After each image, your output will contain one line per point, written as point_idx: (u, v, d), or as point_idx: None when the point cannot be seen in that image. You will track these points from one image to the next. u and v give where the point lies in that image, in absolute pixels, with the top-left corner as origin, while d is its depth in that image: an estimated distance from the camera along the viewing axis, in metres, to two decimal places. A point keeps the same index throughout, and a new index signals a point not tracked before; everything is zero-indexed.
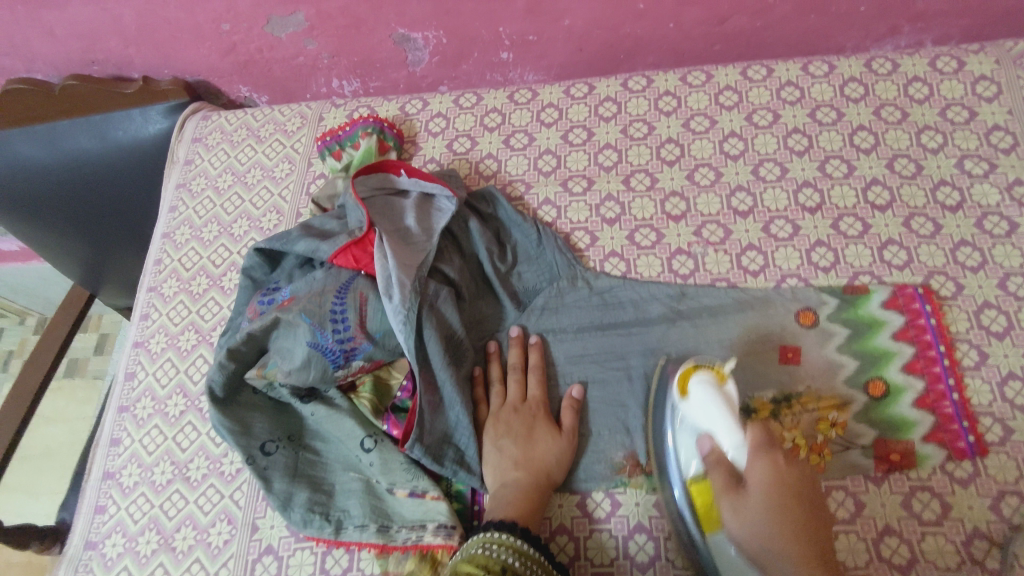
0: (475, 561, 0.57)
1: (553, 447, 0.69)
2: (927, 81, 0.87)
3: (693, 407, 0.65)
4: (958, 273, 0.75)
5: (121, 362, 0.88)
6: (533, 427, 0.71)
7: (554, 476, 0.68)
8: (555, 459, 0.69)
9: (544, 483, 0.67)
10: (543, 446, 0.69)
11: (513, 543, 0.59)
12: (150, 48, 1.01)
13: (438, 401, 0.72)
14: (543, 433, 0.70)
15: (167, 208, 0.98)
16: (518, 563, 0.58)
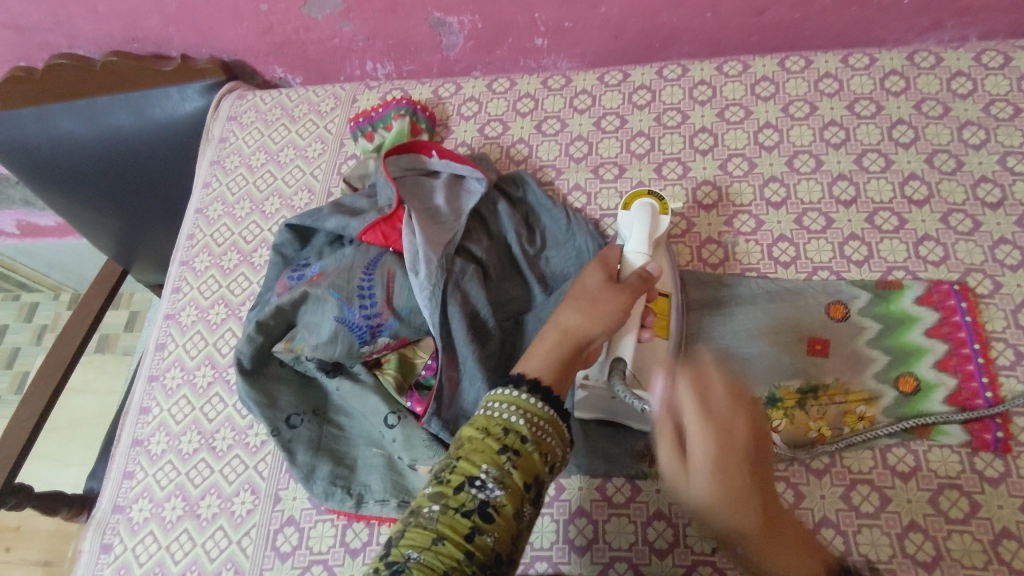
0: (483, 427, 0.53)
1: (597, 292, 0.65)
2: (971, 76, 0.85)
3: (625, 219, 0.77)
4: (996, 271, 0.74)
5: (152, 332, 0.89)
6: (564, 305, 0.64)
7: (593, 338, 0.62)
8: (592, 315, 0.62)
9: (574, 339, 0.61)
10: (559, 317, 0.63)
11: (521, 400, 0.54)
12: (190, 26, 1.02)
13: (459, 377, 0.71)
14: (569, 300, 0.65)
15: (202, 183, 1.00)
16: (530, 429, 0.53)
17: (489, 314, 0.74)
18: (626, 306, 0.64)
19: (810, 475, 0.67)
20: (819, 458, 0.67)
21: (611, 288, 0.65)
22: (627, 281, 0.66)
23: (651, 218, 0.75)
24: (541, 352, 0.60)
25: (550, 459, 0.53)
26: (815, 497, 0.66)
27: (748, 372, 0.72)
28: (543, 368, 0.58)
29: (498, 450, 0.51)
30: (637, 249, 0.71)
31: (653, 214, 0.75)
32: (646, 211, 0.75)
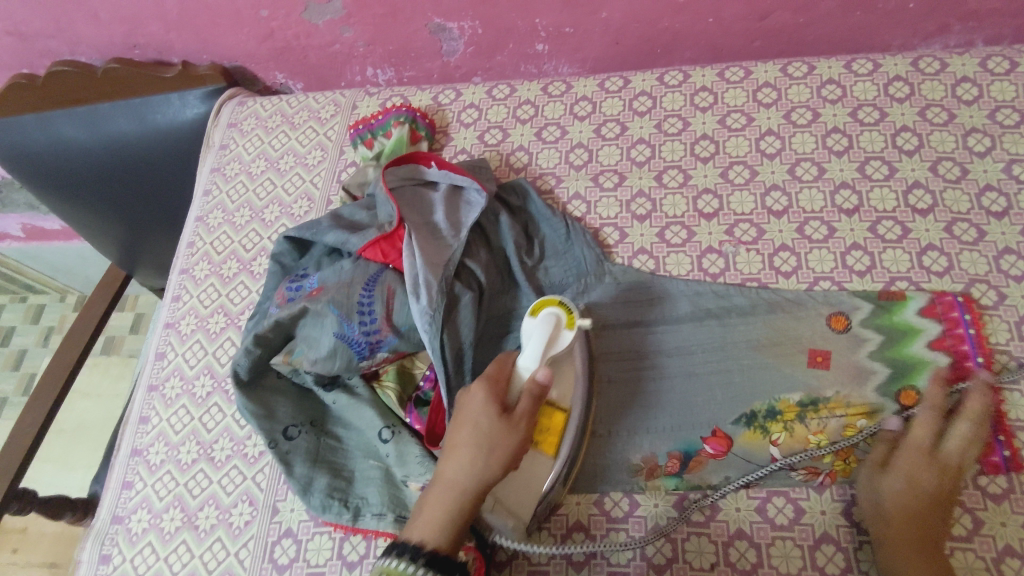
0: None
1: (492, 427, 0.61)
2: (976, 82, 0.84)
3: (529, 325, 0.69)
4: (1001, 281, 0.73)
5: (152, 341, 0.89)
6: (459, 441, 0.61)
7: (482, 485, 0.59)
8: (482, 461, 0.59)
9: (467, 493, 0.59)
10: (449, 463, 0.60)
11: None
12: (191, 33, 1.02)
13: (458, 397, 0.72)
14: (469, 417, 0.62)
15: (202, 190, 1.00)
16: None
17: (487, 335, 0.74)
18: (520, 445, 0.61)
19: (809, 489, 0.67)
20: (818, 472, 0.67)
21: (506, 422, 0.61)
22: (521, 409, 0.62)
23: (552, 332, 0.68)
24: (426, 509, 0.59)
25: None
26: (815, 513, 0.66)
27: (746, 385, 0.72)
28: (437, 535, 0.57)
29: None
30: (527, 367, 0.65)
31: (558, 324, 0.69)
32: (548, 324, 0.68)
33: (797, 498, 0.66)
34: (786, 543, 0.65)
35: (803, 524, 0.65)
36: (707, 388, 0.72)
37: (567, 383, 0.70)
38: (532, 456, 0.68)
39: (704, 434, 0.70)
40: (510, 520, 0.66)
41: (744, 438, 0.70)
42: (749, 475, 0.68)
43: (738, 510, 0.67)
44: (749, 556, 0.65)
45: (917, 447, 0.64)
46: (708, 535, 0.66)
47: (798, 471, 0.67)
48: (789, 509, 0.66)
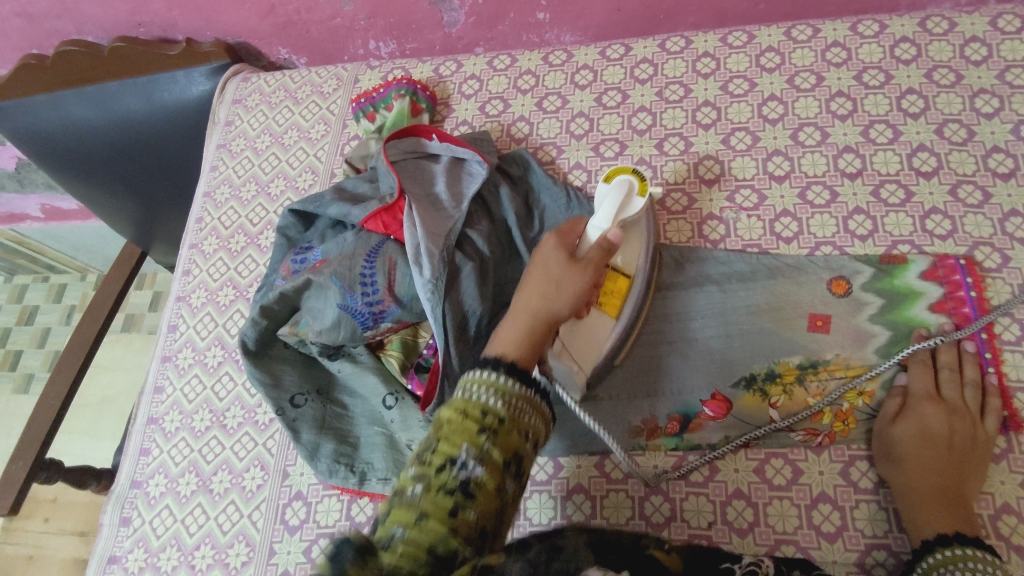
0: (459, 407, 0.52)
1: (561, 269, 0.62)
2: (985, 42, 0.83)
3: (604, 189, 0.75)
4: (1005, 244, 0.72)
5: (165, 314, 0.92)
6: (534, 273, 0.63)
7: (554, 314, 0.60)
8: (553, 293, 0.61)
9: (542, 321, 0.59)
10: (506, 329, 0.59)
11: (499, 382, 0.53)
12: (193, 10, 1.03)
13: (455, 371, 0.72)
14: (546, 251, 0.65)
15: (209, 166, 1.01)
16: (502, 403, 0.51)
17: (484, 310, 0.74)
18: (591, 284, 0.63)
19: (808, 450, 0.67)
20: (817, 433, 0.67)
21: (574, 266, 0.63)
22: (589, 255, 0.64)
23: (626, 193, 0.73)
24: (513, 328, 0.59)
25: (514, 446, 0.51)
26: (813, 473, 0.66)
27: (747, 349, 0.72)
28: (517, 352, 0.56)
29: (477, 430, 0.49)
30: (598, 226, 0.68)
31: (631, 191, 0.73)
32: (621, 189, 0.73)
33: (796, 459, 0.67)
34: (783, 502, 0.65)
35: (801, 484, 0.66)
36: (707, 352, 0.73)
37: (631, 251, 0.74)
38: (595, 320, 0.71)
39: (704, 397, 0.71)
40: (574, 365, 0.69)
41: (744, 400, 0.70)
42: (746, 435, 0.68)
43: (736, 470, 0.68)
44: (746, 515, 0.66)
45: (924, 399, 0.66)
46: (707, 495, 0.67)
47: (796, 431, 0.68)
48: (787, 470, 0.67)
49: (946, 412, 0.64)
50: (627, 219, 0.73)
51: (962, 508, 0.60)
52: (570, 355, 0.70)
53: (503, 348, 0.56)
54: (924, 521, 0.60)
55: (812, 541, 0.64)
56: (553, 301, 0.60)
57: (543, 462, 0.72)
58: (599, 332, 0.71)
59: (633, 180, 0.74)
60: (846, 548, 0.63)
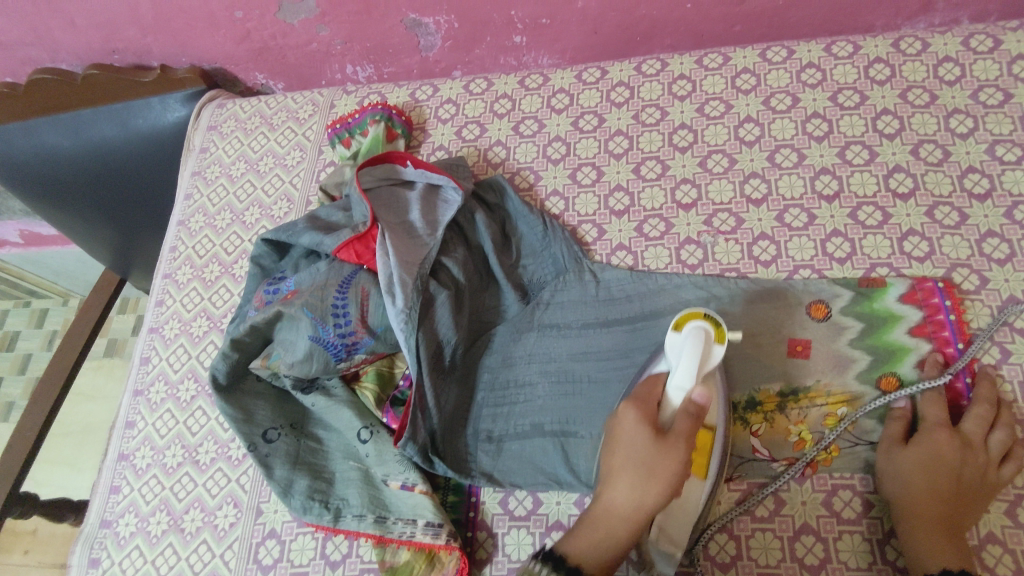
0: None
1: (650, 447, 0.56)
2: (958, 61, 0.83)
3: (676, 344, 0.60)
4: (983, 265, 0.71)
5: (137, 346, 0.90)
6: (618, 466, 0.57)
7: (646, 510, 0.56)
8: (642, 485, 0.55)
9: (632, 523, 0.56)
10: (614, 491, 0.57)
11: None
12: (168, 36, 1.02)
13: (425, 402, 0.72)
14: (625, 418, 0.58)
15: (183, 194, 1.00)
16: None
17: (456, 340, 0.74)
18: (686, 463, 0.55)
19: (792, 479, 0.65)
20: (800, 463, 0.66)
21: (664, 443, 0.56)
22: (678, 429, 0.56)
23: (699, 351, 0.58)
24: (594, 532, 0.56)
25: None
26: (797, 504, 0.65)
27: (727, 377, 0.71)
28: (596, 557, 0.56)
29: None
30: (680, 389, 0.58)
31: (704, 341, 0.59)
32: (699, 340, 0.59)
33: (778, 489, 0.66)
34: (766, 535, 0.64)
35: (784, 515, 0.64)
36: None
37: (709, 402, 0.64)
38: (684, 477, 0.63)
39: None
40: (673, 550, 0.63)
41: (727, 430, 0.69)
42: (729, 469, 0.67)
43: (718, 503, 0.66)
44: (728, 549, 0.64)
45: (937, 427, 0.63)
46: (688, 529, 0.66)
47: (778, 461, 0.67)
48: (770, 500, 0.65)
49: (960, 444, 0.62)
50: (710, 370, 0.60)
51: (959, 545, 0.58)
52: (671, 539, 0.63)
53: (577, 550, 0.56)
54: (926, 555, 0.58)
55: (795, 574, 0.62)
56: (641, 499, 0.55)
57: (522, 497, 0.70)
58: (694, 497, 0.63)
59: (703, 327, 0.60)
60: None
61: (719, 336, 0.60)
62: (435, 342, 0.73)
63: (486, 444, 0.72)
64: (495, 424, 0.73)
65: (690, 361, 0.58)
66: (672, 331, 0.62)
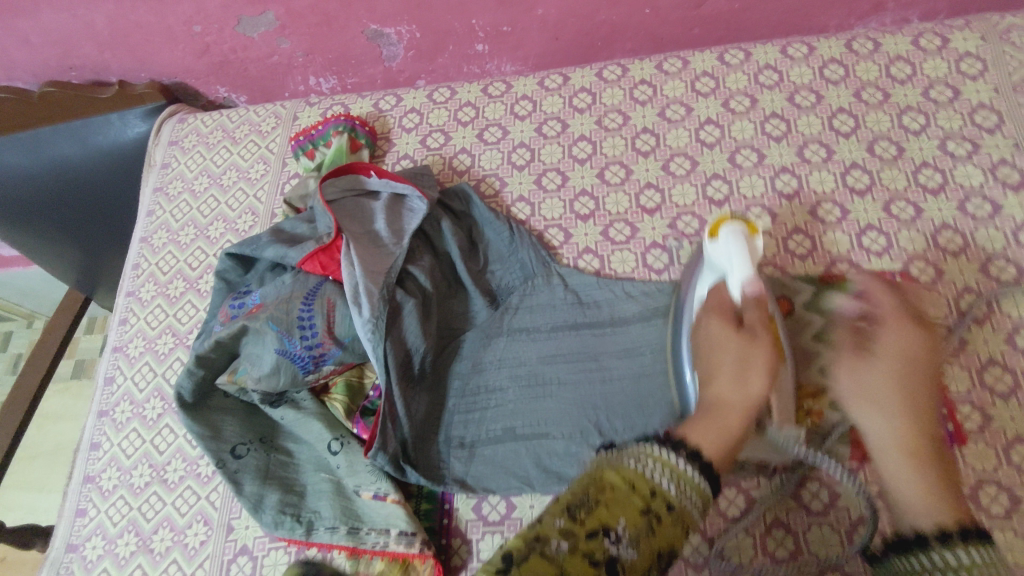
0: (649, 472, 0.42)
1: (741, 343, 0.56)
2: (909, 60, 0.85)
3: (718, 250, 0.65)
4: (938, 258, 0.73)
5: (101, 366, 0.88)
6: (717, 358, 0.57)
7: (754, 400, 0.53)
8: (738, 369, 0.55)
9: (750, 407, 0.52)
10: (714, 387, 0.54)
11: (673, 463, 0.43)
12: (125, 53, 1.01)
13: (395, 411, 0.72)
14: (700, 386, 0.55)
15: (145, 211, 0.98)
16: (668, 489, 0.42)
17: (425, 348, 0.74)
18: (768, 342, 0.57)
19: (761, 476, 0.67)
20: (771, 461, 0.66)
21: (743, 333, 0.57)
22: (751, 319, 0.59)
23: (742, 242, 0.63)
24: (708, 419, 0.50)
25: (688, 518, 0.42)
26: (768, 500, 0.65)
27: None
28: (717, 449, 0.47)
29: (642, 511, 0.41)
30: (739, 279, 0.62)
31: (741, 236, 0.64)
32: (740, 241, 0.64)
33: (749, 488, 0.66)
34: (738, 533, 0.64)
35: (756, 512, 0.65)
36: None
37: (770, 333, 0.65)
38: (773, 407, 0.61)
39: None
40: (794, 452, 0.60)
41: None
42: None
43: None
44: (702, 549, 0.64)
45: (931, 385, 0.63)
46: None
47: (750, 460, 0.67)
48: (740, 499, 0.66)
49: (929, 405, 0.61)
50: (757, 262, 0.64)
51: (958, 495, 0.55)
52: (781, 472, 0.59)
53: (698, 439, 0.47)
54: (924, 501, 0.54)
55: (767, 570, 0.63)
56: (750, 380, 0.54)
57: (495, 502, 0.69)
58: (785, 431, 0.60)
59: (737, 225, 0.65)
60: None
61: (753, 232, 0.65)
62: (404, 350, 0.73)
63: (458, 450, 0.72)
64: (467, 429, 0.73)
65: (738, 256, 0.63)
66: (709, 241, 0.66)
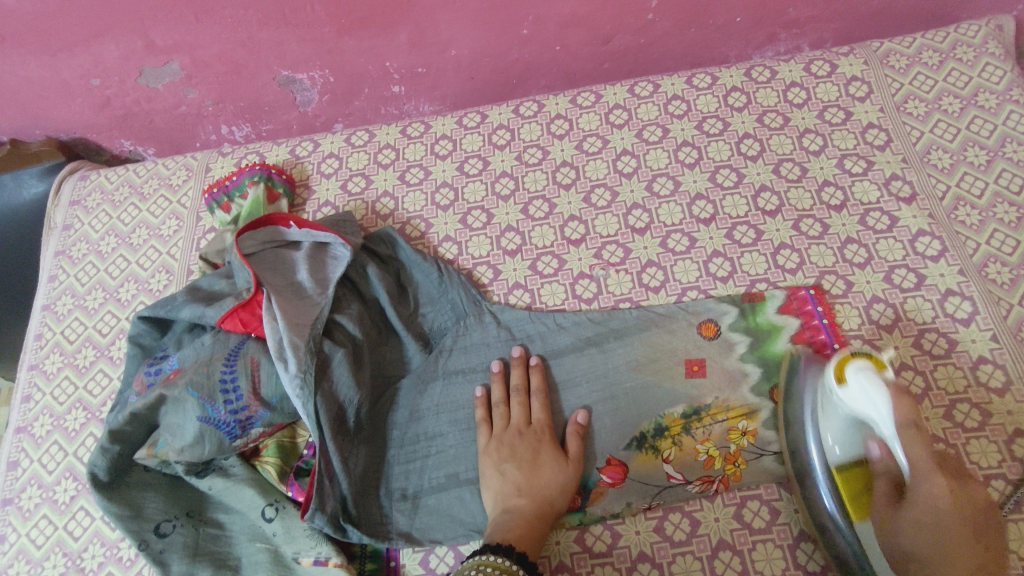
0: None
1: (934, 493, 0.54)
2: (803, 86, 0.91)
3: (853, 395, 0.57)
4: (847, 270, 0.77)
5: (3, 450, 0.81)
6: None
7: None
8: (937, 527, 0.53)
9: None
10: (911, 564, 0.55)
11: (508, 565, 0.58)
12: (16, 109, 0.96)
13: (330, 469, 0.69)
14: None
15: (47, 276, 0.92)
16: None
17: (358, 399, 0.72)
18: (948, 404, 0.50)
19: (704, 499, 0.67)
20: (712, 480, 0.67)
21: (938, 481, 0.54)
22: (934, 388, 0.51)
23: (882, 380, 0.57)
24: None
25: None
26: (710, 522, 0.66)
27: (632, 406, 0.72)
28: None
29: None
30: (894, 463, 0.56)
31: (875, 373, 0.57)
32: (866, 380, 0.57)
33: (692, 510, 0.67)
34: (686, 559, 0.65)
35: (700, 535, 0.66)
36: (597, 416, 0.72)
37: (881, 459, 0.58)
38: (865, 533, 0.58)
39: (600, 465, 0.69)
40: None
41: (638, 462, 0.69)
42: (647, 498, 0.68)
43: (637, 533, 0.67)
44: None
45: None
46: (612, 564, 0.66)
47: (692, 483, 0.67)
48: (685, 523, 0.67)
49: None
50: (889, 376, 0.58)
51: None
52: None
53: None
54: None
55: None
56: None
57: (443, 553, 0.68)
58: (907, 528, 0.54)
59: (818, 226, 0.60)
60: None
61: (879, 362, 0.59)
62: (337, 403, 0.70)
63: (401, 502, 0.70)
64: (408, 481, 0.71)
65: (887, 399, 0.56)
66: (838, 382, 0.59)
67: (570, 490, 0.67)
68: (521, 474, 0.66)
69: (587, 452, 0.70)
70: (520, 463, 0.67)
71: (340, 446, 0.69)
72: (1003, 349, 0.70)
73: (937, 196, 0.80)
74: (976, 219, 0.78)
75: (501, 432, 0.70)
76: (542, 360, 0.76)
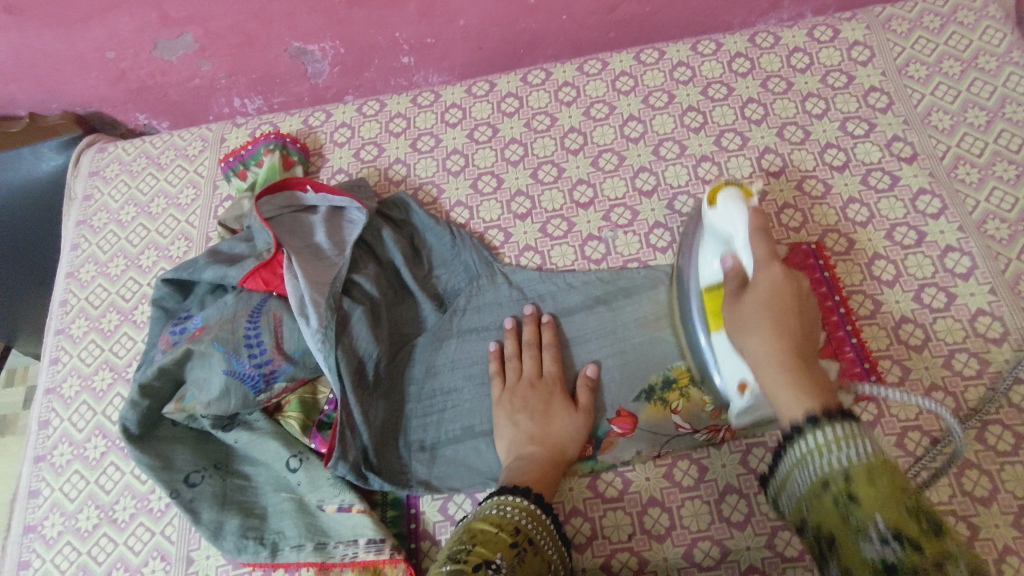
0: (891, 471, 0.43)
1: None
2: (806, 51, 0.92)
3: None
4: (848, 229, 0.79)
5: (33, 411, 0.84)
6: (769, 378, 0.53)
7: None
8: None
9: None
10: None
11: (526, 506, 0.61)
12: (33, 83, 0.98)
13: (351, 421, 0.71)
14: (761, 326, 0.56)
15: (69, 246, 0.94)
16: (529, 524, 0.60)
17: (377, 355, 0.74)
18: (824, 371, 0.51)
19: (711, 447, 0.70)
20: (719, 429, 0.70)
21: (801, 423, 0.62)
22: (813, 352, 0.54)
23: None
24: None
25: (545, 551, 0.59)
26: (717, 468, 0.69)
27: (640, 360, 0.74)
28: None
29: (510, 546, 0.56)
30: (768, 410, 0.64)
31: None
32: None
33: (700, 457, 0.70)
34: (695, 502, 0.68)
35: (708, 481, 0.69)
36: (607, 369, 0.74)
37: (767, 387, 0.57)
38: None
39: (610, 416, 0.72)
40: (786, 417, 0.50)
41: (648, 412, 0.71)
42: (656, 446, 0.70)
43: (648, 479, 0.70)
44: (663, 521, 0.67)
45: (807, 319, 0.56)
46: (623, 508, 0.69)
47: (700, 431, 0.70)
48: (693, 469, 0.69)
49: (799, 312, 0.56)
50: None
51: None
52: None
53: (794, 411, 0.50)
54: None
55: (724, 533, 0.66)
56: None
57: (460, 501, 0.71)
58: None
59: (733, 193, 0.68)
60: (756, 533, 0.65)
61: None
62: (356, 358, 0.73)
63: (419, 453, 0.73)
64: (427, 433, 0.74)
65: None
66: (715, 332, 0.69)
67: (582, 439, 0.70)
68: (536, 424, 0.69)
69: (598, 403, 0.73)
70: (535, 413, 0.70)
71: (360, 400, 0.72)
72: (1000, 300, 0.72)
73: (938, 156, 0.82)
74: (975, 176, 0.80)
75: (516, 384, 0.73)
76: (554, 318, 0.78)
